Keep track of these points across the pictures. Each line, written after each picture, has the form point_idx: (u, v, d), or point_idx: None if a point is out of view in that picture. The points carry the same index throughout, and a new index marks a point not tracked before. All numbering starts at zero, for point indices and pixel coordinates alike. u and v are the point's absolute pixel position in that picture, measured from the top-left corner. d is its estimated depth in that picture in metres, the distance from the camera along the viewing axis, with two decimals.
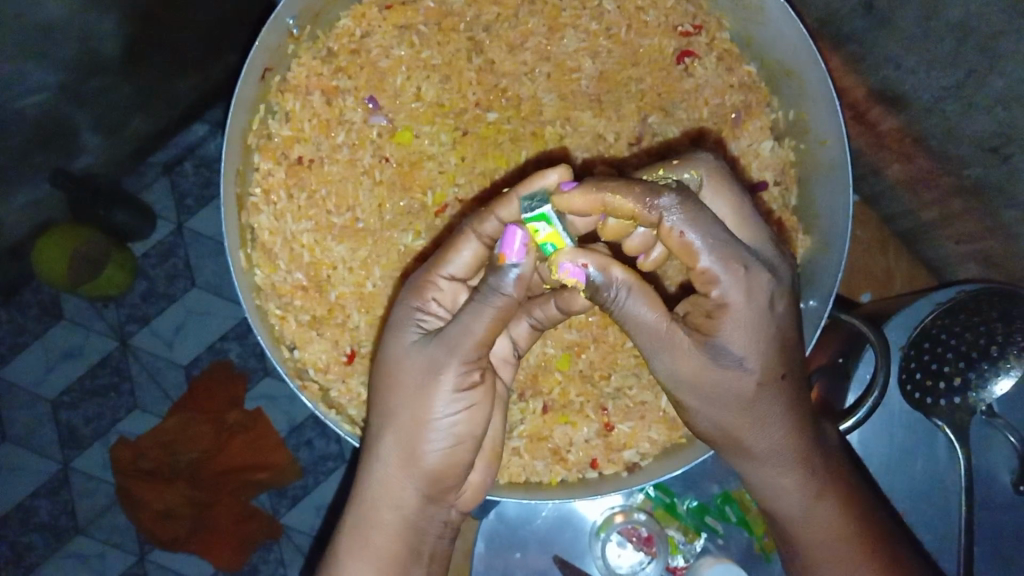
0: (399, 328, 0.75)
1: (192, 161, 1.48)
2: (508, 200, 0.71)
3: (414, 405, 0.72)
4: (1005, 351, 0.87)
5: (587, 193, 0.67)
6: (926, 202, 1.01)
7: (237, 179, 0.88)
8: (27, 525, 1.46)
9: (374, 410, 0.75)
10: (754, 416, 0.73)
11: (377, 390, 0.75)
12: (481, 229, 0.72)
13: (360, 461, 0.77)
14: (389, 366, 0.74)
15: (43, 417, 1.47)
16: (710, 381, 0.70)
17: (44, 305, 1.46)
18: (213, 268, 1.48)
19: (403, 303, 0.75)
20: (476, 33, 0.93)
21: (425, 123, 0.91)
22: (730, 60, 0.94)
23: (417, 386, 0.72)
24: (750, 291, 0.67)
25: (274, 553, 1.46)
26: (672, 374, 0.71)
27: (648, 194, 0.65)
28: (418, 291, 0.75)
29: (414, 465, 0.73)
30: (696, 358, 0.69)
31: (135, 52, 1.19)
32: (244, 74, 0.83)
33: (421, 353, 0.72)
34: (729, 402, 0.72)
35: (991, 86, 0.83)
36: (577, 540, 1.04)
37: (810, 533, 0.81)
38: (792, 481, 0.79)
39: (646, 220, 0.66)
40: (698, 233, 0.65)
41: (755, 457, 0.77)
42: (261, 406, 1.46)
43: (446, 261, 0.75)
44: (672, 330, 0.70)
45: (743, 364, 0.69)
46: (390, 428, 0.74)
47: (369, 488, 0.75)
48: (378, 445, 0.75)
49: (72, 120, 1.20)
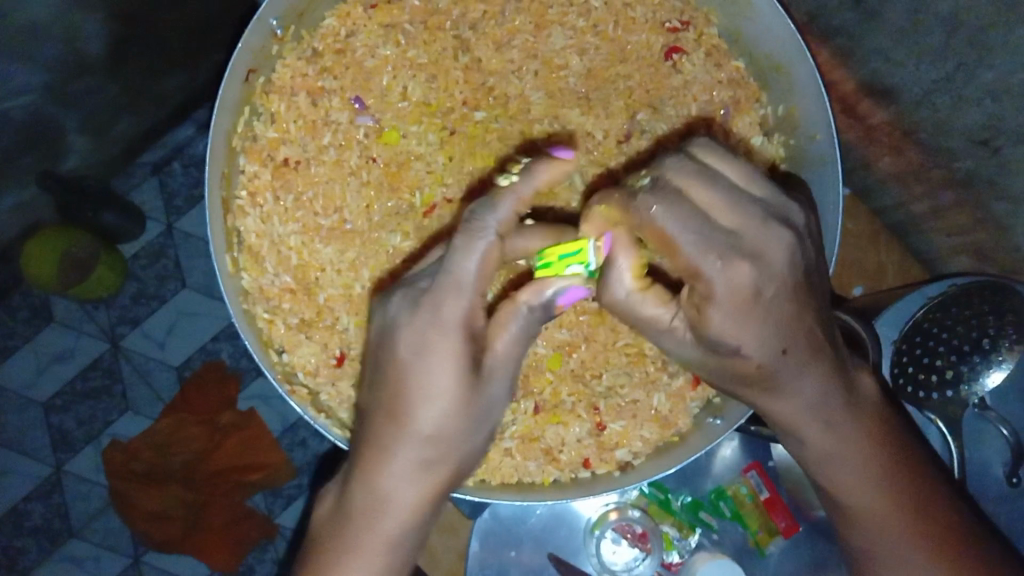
0: (444, 356, 0.67)
1: (181, 160, 1.47)
2: (518, 189, 0.69)
3: (470, 428, 0.71)
4: (997, 343, 0.89)
5: (590, 217, 0.73)
6: (917, 195, 1.01)
7: (223, 183, 0.87)
8: (20, 529, 1.45)
9: (418, 444, 0.69)
10: (767, 388, 0.74)
11: (422, 425, 0.68)
12: (498, 227, 0.68)
13: (391, 483, 0.69)
14: (441, 400, 0.68)
15: (34, 421, 1.46)
16: (711, 353, 0.72)
17: (34, 308, 1.45)
18: (204, 268, 1.48)
19: (441, 326, 0.67)
20: (462, 32, 0.92)
21: (412, 123, 0.91)
22: (718, 56, 0.93)
23: (479, 411, 0.70)
24: (729, 280, 0.65)
25: (269, 553, 1.45)
26: (680, 352, 0.76)
27: (624, 203, 0.67)
28: (456, 310, 0.67)
29: (457, 482, 0.73)
30: (696, 344, 0.74)
31: (122, 52, 1.17)
32: (227, 76, 0.82)
33: (479, 387, 0.70)
34: (733, 377, 0.74)
35: (980, 79, 0.83)
36: (571, 537, 1.04)
37: (847, 488, 0.79)
38: (812, 434, 0.77)
39: (629, 224, 0.68)
40: (669, 231, 0.64)
41: (774, 410, 0.76)
42: (255, 407, 1.46)
43: (479, 273, 0.67)
44: (673, 325, 0.74)
45: (740, 349, 0.69)
46: (445, 460, 0.70)
47: (410, 508, 0.70)
48: (428, 468, 0.70)
49: (59, 122, 1.19)
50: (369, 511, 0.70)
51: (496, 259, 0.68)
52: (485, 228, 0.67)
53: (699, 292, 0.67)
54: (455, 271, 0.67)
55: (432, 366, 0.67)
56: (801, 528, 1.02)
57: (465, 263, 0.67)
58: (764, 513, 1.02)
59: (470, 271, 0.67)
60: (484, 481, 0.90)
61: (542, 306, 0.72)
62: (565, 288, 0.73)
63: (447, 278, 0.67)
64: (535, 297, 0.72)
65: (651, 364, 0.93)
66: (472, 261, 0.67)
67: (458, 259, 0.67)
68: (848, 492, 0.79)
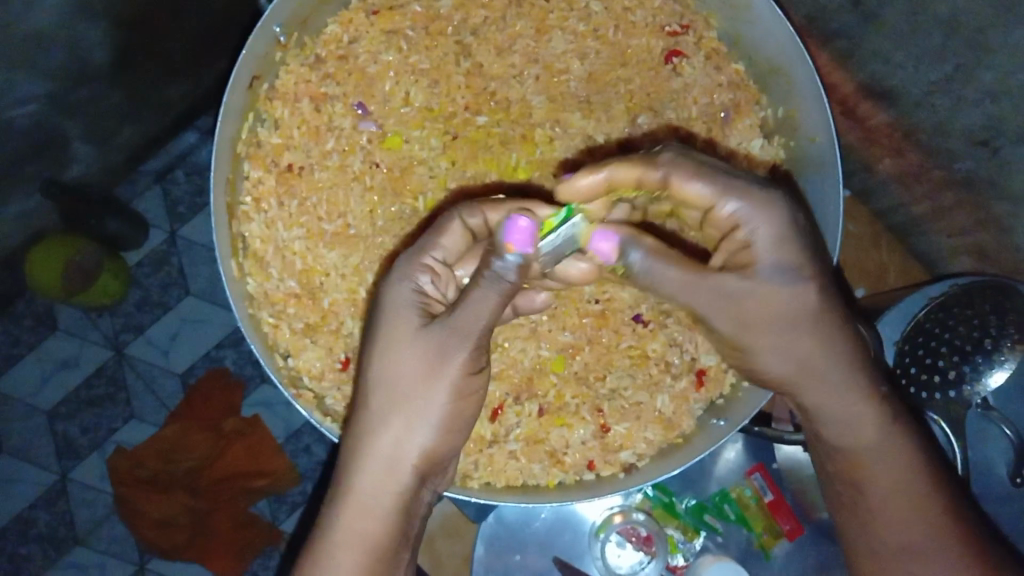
0: (393, 307, 0.71)
1: (184, 168, 1.48)
2: (499, 207, 0.76)
3: (422, 385, 0.69)
4: (999, 344, 0.88)
5: (591, 172, 0.71)
6: (918, 195, 1.01)
7: (227, 189, 0.88)
8: (26, 537, 1.45)
9: (373, 394, 0.70)
10: (824, 338, 0.72)
11: (375, 371, 0.70)
12: (469, 218, 0.76)
13: (348, 439, 0.72)
14: (391, 347, 0.70)
15: (40, 428, 1.46)
16: (750, 301, 0.70)
17: (39, 316, 1.46)
18: (207, 275, 1.48)
19: (395, 279, 0.72)
20: (463, 37, 0.93)
21: (415, 127, 0.91)
22: (718, 59, 0.94)
23: (428, 366, 0.69)
24: (776, 208, 0.68)
25: (275, 559, 1.45)
26: (736, 323, 0.71)
27: (646, 159, 0.71)
28: (410, 268, 0.73)
29: (418, 445, 0.70)
30: (756, 295, 0.69)
31: (127, 61, 1.19)
32: (231, 83, 0.82)
33: (430, 337, 0.69)
34: (800, 330, 0.71)
35: (980, 80, 0.84)
36: (576, 540, 1.04)
37: (887, 467, 0.77)
38: (870, 412, 0.76)
39: (649, 182, 0.71)
40: (704, 180, 0.69)
41: (801, 386, 0.75)
42: (259, 413, 1.46)
43: (443, 246, 0.75)
44: (721, 279, 0.70)
45: (800, 276, 0.69)
46: (398, 412, 0.70)
47: (366, 468, 0.70)
48: (382, 423, 0.70)
49: (63, 131, 1.20)
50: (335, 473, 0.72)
51: (466, 237, 0.76)
52: (451, 215, 0.76)
53: (739, 237, 0.70)
54: (423, 241, 0.75)
55: (385, 320, 0.71)
56: (804, 531, 1.02)
57: (427, 235, 0.75)
58: (769, 515, 1.02)
59: (439, 245, 0.75)
60: (489, 484, 0.91)
61: (503, 256, 0.67)
62: (511, 222, 0.66)
63: (413, 248, 0.76)
64: (494, 258, 0.67)
65: (654, 366, 0.93)
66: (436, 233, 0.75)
67: (424, 235, 0.76)
68: (868, 472, 0.77)
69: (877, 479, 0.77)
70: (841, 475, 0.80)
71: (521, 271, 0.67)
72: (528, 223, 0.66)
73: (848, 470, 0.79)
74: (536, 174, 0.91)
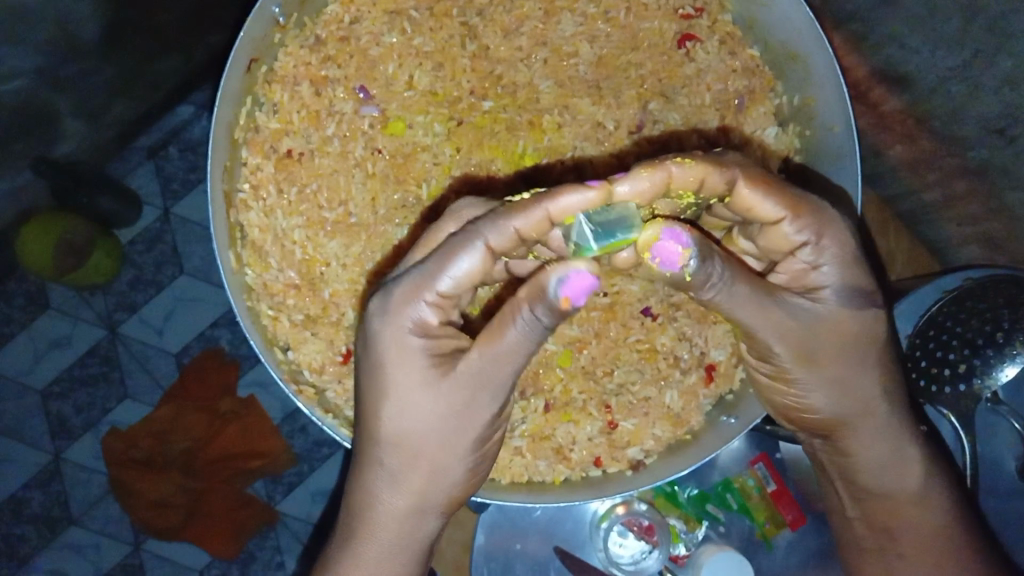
0: (399, 358, 0.69)
1: (178, 145, 1.44)
2: (530, 211, 0.64)
3: (444, 446, 0.71)
4: (1011, 338, 0.86)
5: (653, 169, 0.63)
6: (928, 184, 0.99)
7: (225, 176, 0.85)
8: (20, 517, 1.44)
9: (388, 451, 0.72)
10: (885, 370, 0.78)
11: (389, 429, 0.71)
12: (491, 239, 0.66)
13: (363, 488, 0.74)
14: (401, 402, 0.70)
15: (33, 408, 1.44)
16: (820, 329, 0.73)
17: (31, 295, 1.43)
18: (202, 255, 1.45)
19: (396, 324, 0.68)
20: (469, 18, 0.89)
21: (418, 113, 0.88)
22: (732, 44, 0.91)
23: (451, 428, 0.70)
24: (841, 236, 0.72)
25: (270, 541, 1.44)
26: (795, 349, 0.73)
27: (713, 162, 0.66)
28: (411, 309, 0.68)
29: (439, 498, 0.74)
30: (830, 324, 0.73)
31: (118, 35, 1.15)
32: (228, 67, 0.80)
33: (453, 396, 0.70)
34: (860, 364, 0.76)
35: (1000, 67, 0.81)
36: (577, 530, 1.02)
37: (918, 512, 0.83)
38: (911, 457, 0.82)
39: (714, 185, 0.66)
40: (770, 195, 0.68)
41: (852, 424, 0.79)
42: (254, 394, 1.44)
43: (452, 275, 0.67)
44: (784, 299, 0.72)
45: (874, 306, 0.74)
46: (415, 469, 0.72)
47: (389, 521, 0.74)
48: (402, 480, 0.72)
49: (52, 106, 1.16)
50: (353, 516, 0.75)
51: (484, 263, 0.67)
52: (467, 238, 0.66)
53: (802, 260, 0.72)
54: (431, 267, 0.67)
55: (392, 375, 0.70)
56: (807, 519, 1.01)
57: (435, 259, 0.67)
58: (771, 505, 1.01)
59: (452, 269, 0.67)
60: (494, 480, 0.90)
61: (552, 309, 0.65)
62: (569, 274, 0.64)
63: (415, 273, 0.68)
64: (537, 305, 0.65)
65: (663, 361, 0.91)
66: (446, 264, 0.66)
67: (433, 253, 0.68)
68: (902, 517, 0.84)
69: (905, 520, 0.83)
70: (871, 519, 0.85)
71: (561, 317, 0.67)
72: (590, 282, 0.64)
73: (878, 515, 0.84)
74: (544, 161, 0.88)
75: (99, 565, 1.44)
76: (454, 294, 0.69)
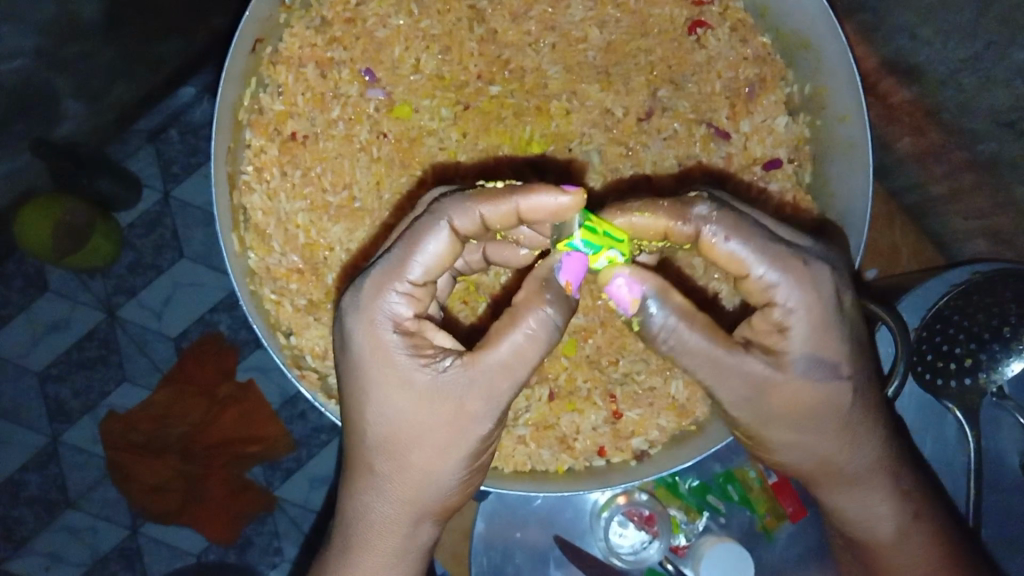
0: (381, 359, 0.67)
1: (178, 127, 1.43)
2: (501, 199, 0.65)
3: (437, 457, 0.68)
4: (1017, 333, 0.86)
5: (613, 216, 0.69)
6: (935, 176, 0.97)
7: (228, 158, 0.85)
8: (18, 498, 1.43)
9: (379, 457, 0.69)
10: (851, 435, 0.74)
11: (376, 434, 0.68)
12: (457, 220, 0.66)
13: (354, 489, 0.72)
14: (387, 406, 0.68)
15: (32, 389, 1.43)
16: (775, 393, 0.69)
17: (30, 277, 1.42)
18: (202, 240, 1.44)
19: (374, 323, 0.66)
20: (477, 1, 0.88)
21: (424, 97, 0.88)
22: (744, 31, 0.90)
23: (443, 439, 0.67)
24: (812, 289, 0.67)
25: (268, 526, 1.44)
26: (755, 407, 0.71)
27: (677, 210, 0.68)
28: (384, 301, 0.66)
29: (432, 507, 0.71)
30: (789, 388, 0.69)
31: (120, 14, 1.13)
32: (233, 47, 0.79)
33: (447, 408, 0.66)
34: (824, 424, 0.72)
35: (1012, 58, 0.80)
36: (578, 519, 1.02)
37: (894, 553, 0.83)
38: (883, 506, 0.81)
39: (678, 234, 0.68)
40: (739, 241, 0.66)
41: (827, 478, 0.79)
42: (253, 377, 1.42)
43: (418, 263, 0.66)
44: (741, 357, 0.68)
45: (838, 373, 0.69)
46: (406, 479, 0.69)
47: (380, 527, 0.72)
48: (392, 487, 0.70)
49: (51, 86, 1.15)
50: (347, 518, 0.74)
51: (447, 247, 0.66)
52: (434, 220, 0.66)
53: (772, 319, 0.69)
54: (398, 261, 0.66)
55: (381, 379, 0.67)
56: (807, 513, 1.00)
57: (403, 249, 0.66)
58: (771, 497, 1.01)
59: (418, 257, 0.66)
60: (497, 468, 0.90)
61: (554, 293, 0.66)
62: (563, 258, 0.67)
63: (385, 263, 0.66)
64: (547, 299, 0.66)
65: None
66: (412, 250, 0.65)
67: (399, 240, 0.67)
68: (880, 556, 0.84)
69: (880, 555, 0.84)
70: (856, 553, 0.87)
71: (570, 310, 0.68)
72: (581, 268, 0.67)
73: (859, 549, 0.86)
74: (552, 147, 0.88)
75: (96, 548, 1.43)
76: (427, 283, 0.68)
